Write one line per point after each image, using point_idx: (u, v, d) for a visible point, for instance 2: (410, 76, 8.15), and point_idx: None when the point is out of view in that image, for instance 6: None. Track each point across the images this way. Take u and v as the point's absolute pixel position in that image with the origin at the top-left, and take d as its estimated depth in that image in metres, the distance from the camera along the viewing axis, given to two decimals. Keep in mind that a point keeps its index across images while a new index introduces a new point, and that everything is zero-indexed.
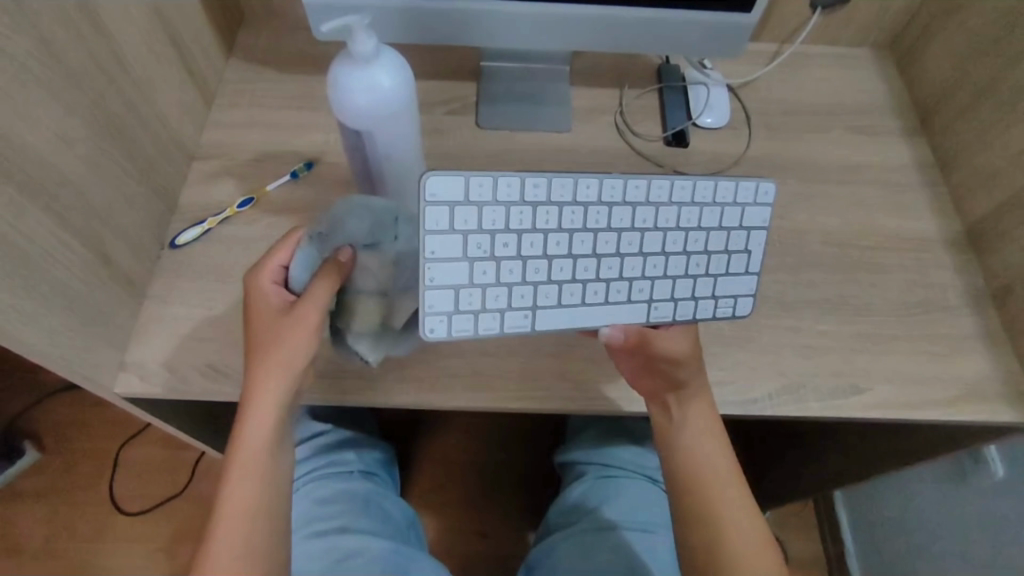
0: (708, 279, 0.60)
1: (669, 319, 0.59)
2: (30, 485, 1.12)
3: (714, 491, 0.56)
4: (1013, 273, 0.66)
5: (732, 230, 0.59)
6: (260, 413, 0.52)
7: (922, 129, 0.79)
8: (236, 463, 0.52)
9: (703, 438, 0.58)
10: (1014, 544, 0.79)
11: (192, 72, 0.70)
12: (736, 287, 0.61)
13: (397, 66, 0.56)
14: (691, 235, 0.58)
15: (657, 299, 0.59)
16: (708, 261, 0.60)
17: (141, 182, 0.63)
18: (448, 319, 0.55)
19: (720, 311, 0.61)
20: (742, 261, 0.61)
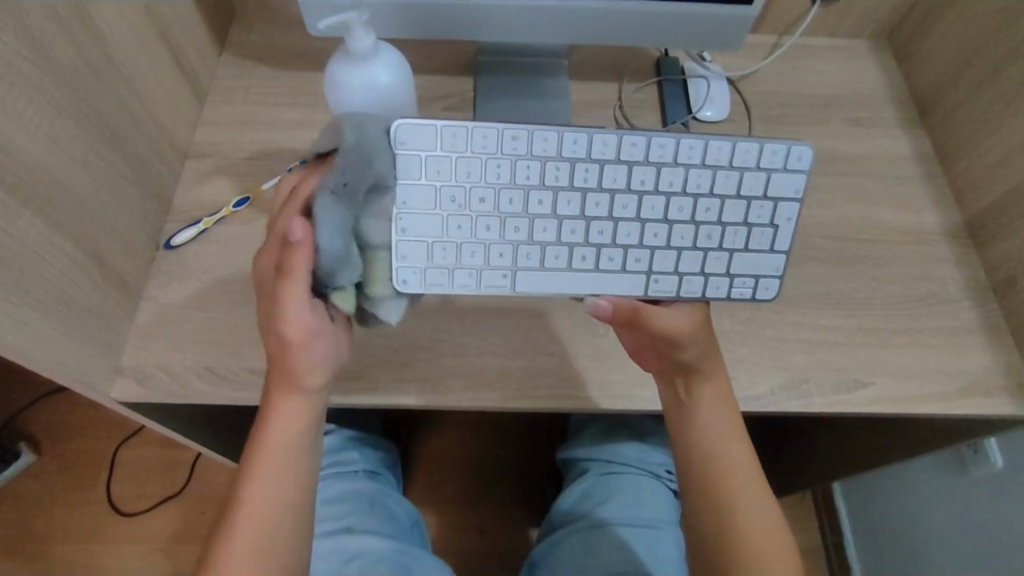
0: (722, 254, 0.58)
1: (672, 295, 0.58)
2: (26, 487, 1.11)
3: (727, 481, 0.56)
4: (1015, 265, 0.66)
5: (752, 199, 0.58)
6: (278, 426, 0.52)
7: (922, 120, 0.79)
8: (256, 463, 0.52)
9: (716, 424, 0.57)
10: (1012, 533, 0.80)
11: (184, 69, 0.69)
12: (758, 267, 0.59)
13: (395, 63, 0.56)
14: (700, 202, 0.57)
15: (658, 272, 0.58)
16: (721, 233, 0.58)
17: (134, 182, 0.62)
18: (420, 272, 0.56)
19: (735, 288, 0.59)
20: (767, 237, 0.59)
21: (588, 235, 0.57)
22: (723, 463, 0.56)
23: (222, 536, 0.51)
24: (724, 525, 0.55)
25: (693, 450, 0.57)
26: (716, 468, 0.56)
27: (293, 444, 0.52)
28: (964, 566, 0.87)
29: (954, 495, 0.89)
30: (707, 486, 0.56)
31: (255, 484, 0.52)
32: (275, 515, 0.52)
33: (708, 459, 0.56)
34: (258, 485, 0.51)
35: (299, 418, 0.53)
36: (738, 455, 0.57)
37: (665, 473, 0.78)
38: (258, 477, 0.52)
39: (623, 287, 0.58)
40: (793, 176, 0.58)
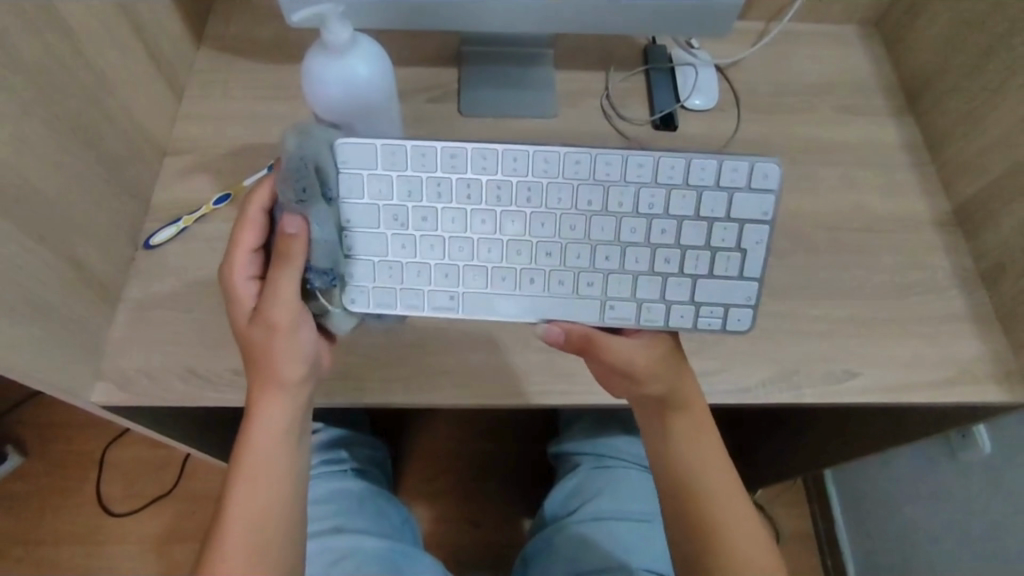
0: (684, 279, 0.56)
1: (630, 322, 0.56)
2: (14, 489, 1.10)
3: (700, 494, 0.54)
4: (1004, 252, 0.66)
5: (712, 221, 0.55)
6: (261, 427, 0.51)
7: (911, 106, 0.78)
8: (246, 467, 0.51)
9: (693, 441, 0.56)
10: (1002, 519, 0.80)
11: (160, 63, 0.67)
12: (728, 296, 0.56)
13: (374, 56, 0.54)
14: (654, 223, 0.55)
15: (613, 297, 0.56)
16: (681, 258, 0.55)
17: (109, 181, 0.60)
18: (368, 291, 0.56)
19: (700, 316, 0.57)
20: (734, 262, 0.55)
21: (539, 259, 0.55)
22: (696, 477, 0.55)
23: (215, 542, 0.50)
24: (701, 536, 0.53)
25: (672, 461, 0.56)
26: (688, 481, 0.55)
27: (278, 443, 0.52)
28: (954, 553, 0.88)
29: (941, 482, 0.89)
30: (678, 500, 0.55)
31: (243, 487, 0.51)
32: (267, 514, 0.51)
33: (679, 473, 0.55)
34: (248, 488, 0.51)
35: (280, 414, 0.52)
36: (710, 467, 0.55)
37: None
38: (246, 480, 0.51)
39: (577, 312, 0.56)
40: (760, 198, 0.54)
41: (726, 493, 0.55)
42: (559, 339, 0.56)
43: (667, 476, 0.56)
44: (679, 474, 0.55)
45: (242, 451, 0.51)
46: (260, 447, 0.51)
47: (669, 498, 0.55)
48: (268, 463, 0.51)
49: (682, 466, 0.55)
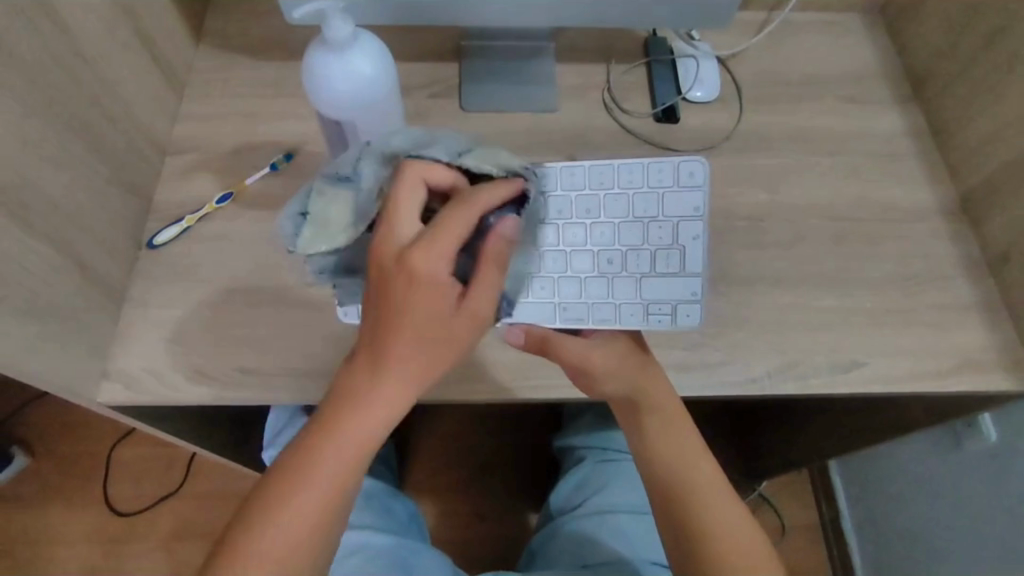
0: (630, 278, 0.58)
1: (585, 322, 0.58)
2: (22, 490, 1.11)
3: (688, 489, 0.52)
4: (1010, 240, 0.66)
5: (648, 221, 0.58)
6: (336, 461, 0.42)
7: (914, 95, 0.78)
8: (333, 467, 0.42)
9: (670, 436, 0.54)
10: (1010, 507, 0.80)
11: (160, 61, 0.67)
12: (672, 293, 0.58)
13: (375, 51, 0.54)
14: (597, 228, 0.59)
15: (567, 299, 0.58)
16: (624, 258, 0.58)
17: (111, 181, 0.60)
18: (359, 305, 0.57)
19: (650, 313, 0.58)
20: (674, 258, 0.58)
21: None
22: (681, 473, 0.53)
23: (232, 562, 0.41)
24: (695, 532, 0.51)
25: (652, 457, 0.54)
26: (675, 477, 0.53)
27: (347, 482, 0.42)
28: (962, 541, 0.87)
29: (948, 471, 0.89)
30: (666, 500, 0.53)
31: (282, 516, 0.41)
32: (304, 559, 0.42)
33: (665, 472, 0.53)
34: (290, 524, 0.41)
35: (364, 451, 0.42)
36: (694, 462, 0.54)
37: None
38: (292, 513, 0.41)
39: (536, 314, 0.58)
40: (687, 195, 0.58)
41: (714, 486, 0.53)
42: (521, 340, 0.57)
43: (653, 476, 0.54)
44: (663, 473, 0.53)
45: (300, 480, 0.42)
46: (322, 483, 0.42)
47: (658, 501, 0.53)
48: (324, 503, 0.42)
49: (667, 463, 0.53)
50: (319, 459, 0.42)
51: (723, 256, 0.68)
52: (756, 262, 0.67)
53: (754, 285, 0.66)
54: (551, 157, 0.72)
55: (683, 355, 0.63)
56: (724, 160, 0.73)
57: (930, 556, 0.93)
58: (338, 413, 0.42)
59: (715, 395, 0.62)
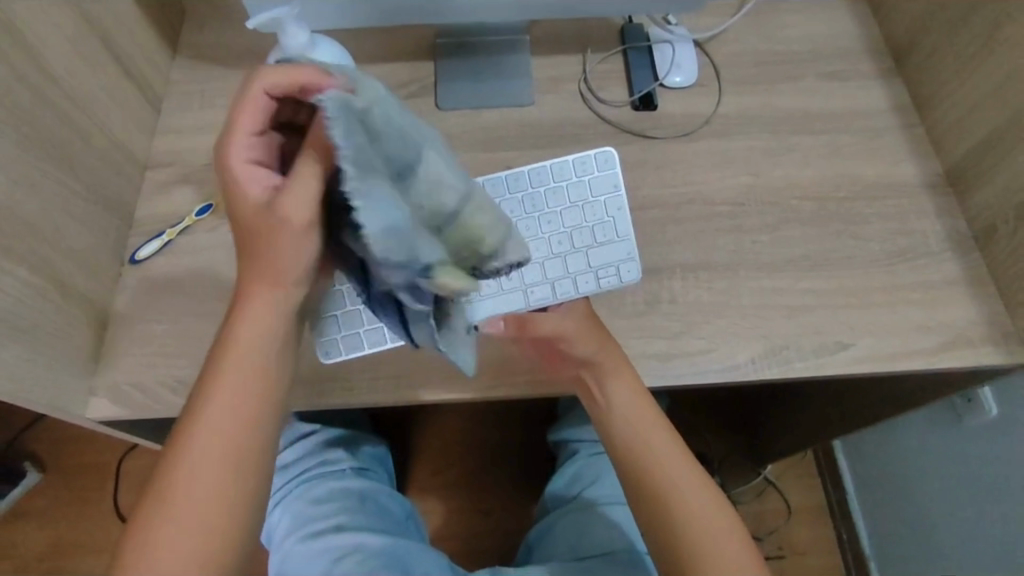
0: (577, 253, 0.63)
1: (552, 300, 0.62)
2: (35, 505, 1.13)
3: (667, 504, 0.51)
4: (996, 211, 0.65)
5: (582, 203, 0.64)
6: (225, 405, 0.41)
7: (897, 68, 0.76)
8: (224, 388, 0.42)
9: (637, 414, 0.55)
10: (1013, 481, 0.79)
11: (134, 78, 0.67)
12: (614, 255, 0.63)
13: (335, 56, 0.54)
14: (542, 218, 0.63)
15: (531, 284, 0.62)
16: (569, 238, 0.63)
17: (89, 198, 0.61)
18: (338, 341, 0.60)
19: (602, 278, 0.63)
20: (609, 228, 0.63)
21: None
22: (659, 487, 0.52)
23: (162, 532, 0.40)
24: (679, 547, 0.51)
25: (622, 432, 0.55)
26: (654, 490, 0.52)
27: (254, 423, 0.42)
28: (969, 523, 0.86)
29: (952, 451, 0.88)
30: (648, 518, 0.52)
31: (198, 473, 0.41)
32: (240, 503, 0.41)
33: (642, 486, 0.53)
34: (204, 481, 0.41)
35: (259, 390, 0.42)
36: (670, 468, 0.52)
37: None
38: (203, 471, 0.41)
39: (509, 303, 0.62)
40: (609, 177, 0.64)
41: (693, 491, 0.52)
42: (500, 328, 0.60)
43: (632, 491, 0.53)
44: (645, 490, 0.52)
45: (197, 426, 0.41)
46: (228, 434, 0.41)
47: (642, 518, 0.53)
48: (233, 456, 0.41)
49: (645, 477, 0.53)
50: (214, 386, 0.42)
51: (704, 243, 0.67)
52: (738, 246, 0.67)
53: (737, 270, 0.66)
54: (527, 151, 0.72)
55: (665, 345, 0.63)
56: (704, 146, 0.72)
57: (937, 538, 0.92)
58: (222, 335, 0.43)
59: (699, 383, 0.62)
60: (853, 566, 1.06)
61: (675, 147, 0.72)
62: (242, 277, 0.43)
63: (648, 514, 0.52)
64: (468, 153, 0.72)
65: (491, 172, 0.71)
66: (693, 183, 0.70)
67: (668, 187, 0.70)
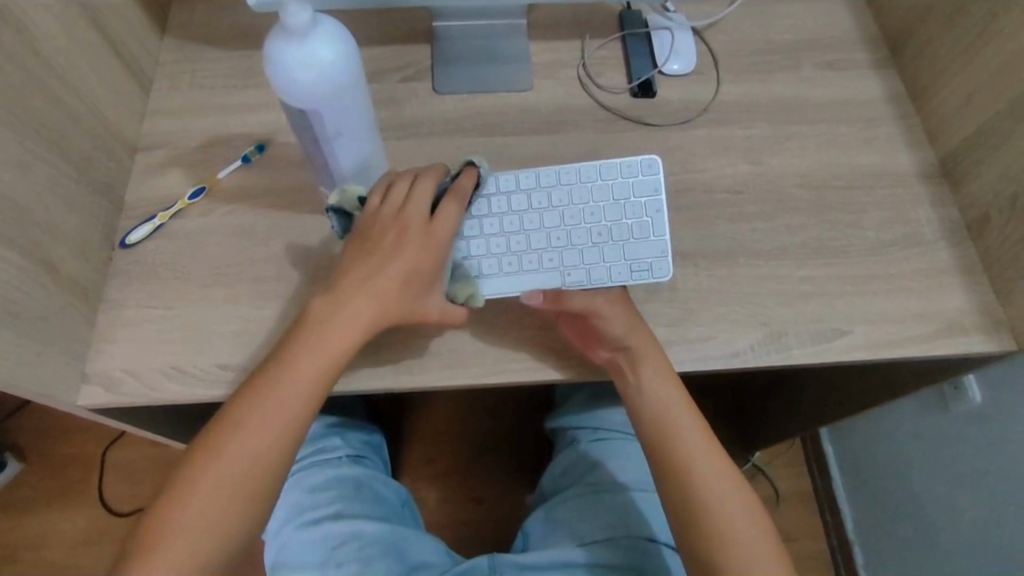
0: (616, 245, 0.61)
1: (584, 284, 0.60)
2: (15, 497, 1.10)
3: (698, 502, 0.53)
4: (988, 200, 0.66)
5: (626, 202, 0.61)
6: (273, 415, 0.49)
7: (893, 58, 0.77)
8: (303, 366, 0.50)
9: (669, 397, 0.57)
10: (998, 467, 0.80)
11: (124, 59, 0.65)
12: (650, 251, 0.61)
13: (337, 36, 0.50)
14: (587, 210, 0.61)
15: (568, 267, 0.61)
16: (610, 230, 0.61)
17: (79, 180, 0.59)
18: None
19: (636, 270, 0.61)
20: (647, 227, 0.61)
21: (508, 245, 0.61)
22: (697, 494, 0.53)
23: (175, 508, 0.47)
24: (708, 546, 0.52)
25: (654, 413, 0.57)
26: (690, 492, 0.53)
27: (278, 448, 0.49)
28: (965, 524, 0.87)
29: (947, 445, 0.88)
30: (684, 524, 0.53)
31: (217, 471, 0.47)
32: (236, 513, 0.47)
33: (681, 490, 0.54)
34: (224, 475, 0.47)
35: (301, 412, 0.50)
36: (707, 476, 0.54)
37: None
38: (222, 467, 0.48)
39: (543, 281, 0.60)
40: (650, 181, 0.61)
41: (729, 500, 0.53)
42: (540, 301, 0.59)
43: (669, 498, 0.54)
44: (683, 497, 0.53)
45: (269, 391, 0.50)
46: (255, 444, 0.49)
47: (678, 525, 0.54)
48: (249, 470, 0.48)
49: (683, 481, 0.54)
50: (294, 363, 0.50)
51: (703, 230, 0.67)
52: (736, 234, 0.67)
53: (735, 257, 0.66)
54: (527, 137, 0.71)
55: (666, 332, 0.63)
56: (703, 134, 0.72)
57: (931, 537, 0.92)
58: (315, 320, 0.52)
59: (700, 370, 0.62)
60: (840, 551, 1.08)
61: (674, 135, 0.72)
62: (336, 319, 0.52)
63: (668, 494, 0.54)
64: (467, 139, 0.71)
65: (491, 156, 0.70)
66: (692, 171, 0.70)
67: (667, 174, 0.70)
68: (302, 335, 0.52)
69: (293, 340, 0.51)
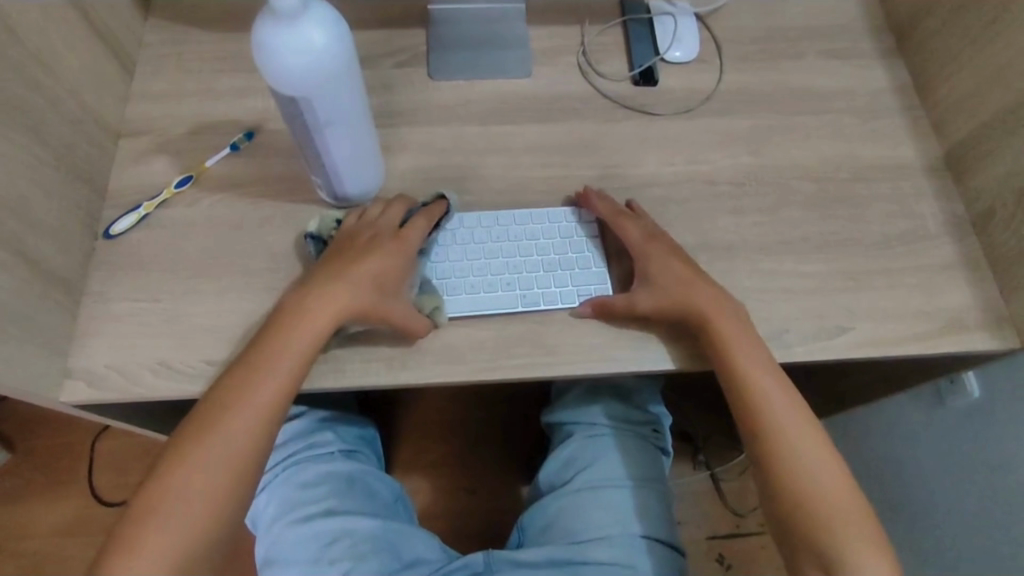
0: (563, 274, 0.62)
1: (537, 305, 0.60)
2: (2, 487, 1.09)
3: (794, 476, 0.53)
4: (994, 194, 0.64)
5: (570, 239, 0.63)
6: (251, 406, 0.50)
7: (899, 47, 0.75)
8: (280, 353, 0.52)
9: (767, 376, 0.56)
10: (993, 463, 0.80)
11: (106, 41, 0.63)
12: (596, 280, 0.62)
13: (329, 19, 0.48)
14: (533, 245, 0.63)
15: (520, 290, 0.61)
16: (556, 262, 0.62)
17: (59, 168, 0.57)
18: None
19: (581, 296, 0.61)
20: (592, 260, 0.63)
21: (455, 272, 0.61)
22: (782, 474, 0.53)
23: (153, 503, 0.47)
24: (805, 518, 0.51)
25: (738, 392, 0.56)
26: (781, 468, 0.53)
27: (257, 433, 0.50)
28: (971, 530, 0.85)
29: (941, 439, 0.88)
30: (789, 521, 0.52)
31: (197, 463, 0.48)
32: (218, 505, 0.48)
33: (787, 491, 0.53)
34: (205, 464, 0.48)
35: (279, 397, 0.52)
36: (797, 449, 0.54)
37: (653, 432, 0.73)
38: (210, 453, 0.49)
39: (491, 304, 0.60)
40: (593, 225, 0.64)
41: (815, 470, 0.53)
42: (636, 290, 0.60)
43: (773, 494, 0.53)
44: (790, 495, 0.52)
45: (249, 377, 0.51)
46: (236, 430, 0.50)
47: (778, 520, 0.53)
48: (229, 461, 0.49)
49: (789, 480, 0.53)
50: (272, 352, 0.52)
51: (705, 223, 0.66)
52: (738, 228, 0.66)
53: (736, 251, 0.65)
54: (525, 125, 0.69)
55: None
56: (705, 124, 0.70)
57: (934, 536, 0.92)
58: (292, 310, 0.54)
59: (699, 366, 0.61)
60: None
61: (676, 124, 0.70)
62: (310, 310, 0.53)
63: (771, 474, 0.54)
64: (463, 127, 0.69)
65: (487, 145, 0.68)
66: (693, 162, 0.69)
67: (668, 165, 0.68)
68: (280, 327, 0.53)
69: (273, 329, 0.53)
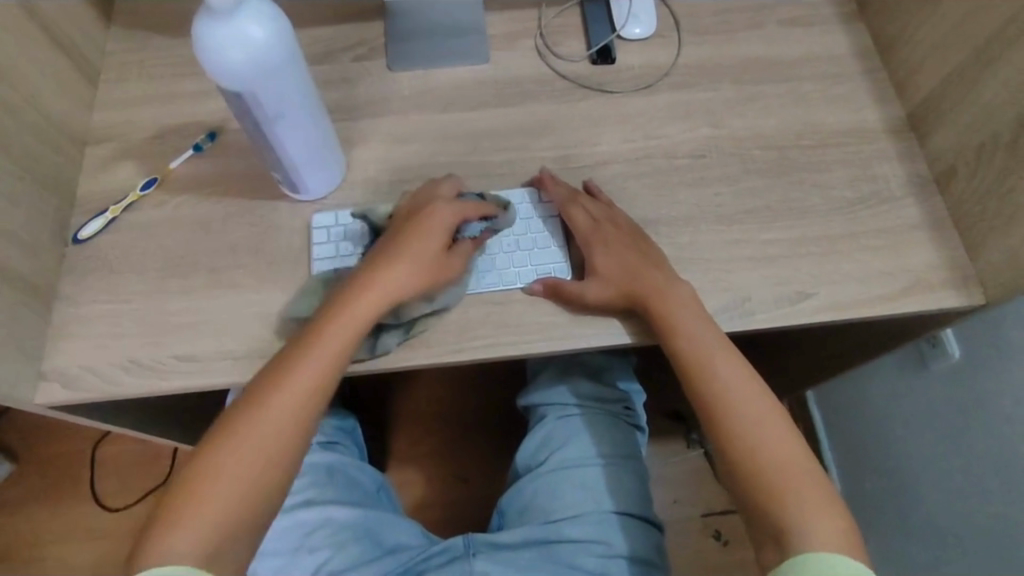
0: (523, 254, 0.63)
1: (497, 287, 0.61)
2: (7, 495, 1.11)
3: (751, 448, 0.53)
4: (954, 153, 0.64)
5: (529, 219, 0.64)
6: (295, 391, 0.52)
7: (859, 11, 0.75)
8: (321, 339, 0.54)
9: (720, 357, 0.56)
10: (974, 424, 0.79)
11: (67, 52, 0.64)
12: (555, 258, 0.63)
13: (268, 14, 0.48)
14: None
15: (480, 272, 0.61)
16: (516, 243, 0.63)
17: (25, 177, 0.58)
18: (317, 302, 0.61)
19: (539, 275, 0.62)
20: (551, 240, 0.63)
21: None
22: (738, 445, 0.53)
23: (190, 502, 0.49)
24: (761, 489, 0.52)
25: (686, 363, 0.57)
26: (735, 440, 0.53)
27: (303, 408, 0.53)
28: (954, 504, 0.84)
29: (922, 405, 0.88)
30: (749, 496, 0.52)
31: (235, 453, 0.50)
32: (252, 493, 0.50)
33: (744, 469, 0.53)
34: (253, 444, 0.51)
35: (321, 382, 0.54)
36: (752, 421, 0.54)
37: (624, 410, 0.73)
38: (251, 436, 0.51)
39: None
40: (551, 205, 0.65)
41: (772, 441, 0.53)
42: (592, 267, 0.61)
43: (731, 465, 0.54)
44: (746, 466, 0.53)
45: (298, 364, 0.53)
46: (279, 412, 0.52)
47: (738, 492, 0.53)
48: (267, 447, 0.51)
49: (744, 454, 0.53)
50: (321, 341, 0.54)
51: (666, 198, 0.66)
52: (699, 199, 0.66)
53: (697, 223, 0.65)
54: (484, 110, 0.70)
55: None
56: (664, 98, 0.71)
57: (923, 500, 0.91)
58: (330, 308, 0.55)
59: None
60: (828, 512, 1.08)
61: (635, 101, 0.71)
62: (344, 305, 0.55)
63: (725, 446, 0.54)
64: (423, 116, 0.69)
65: (447, 132, 0.69)
66: (652, 138, 0.69)
67: (627, 142, 0.69)
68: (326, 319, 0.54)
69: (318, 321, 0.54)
